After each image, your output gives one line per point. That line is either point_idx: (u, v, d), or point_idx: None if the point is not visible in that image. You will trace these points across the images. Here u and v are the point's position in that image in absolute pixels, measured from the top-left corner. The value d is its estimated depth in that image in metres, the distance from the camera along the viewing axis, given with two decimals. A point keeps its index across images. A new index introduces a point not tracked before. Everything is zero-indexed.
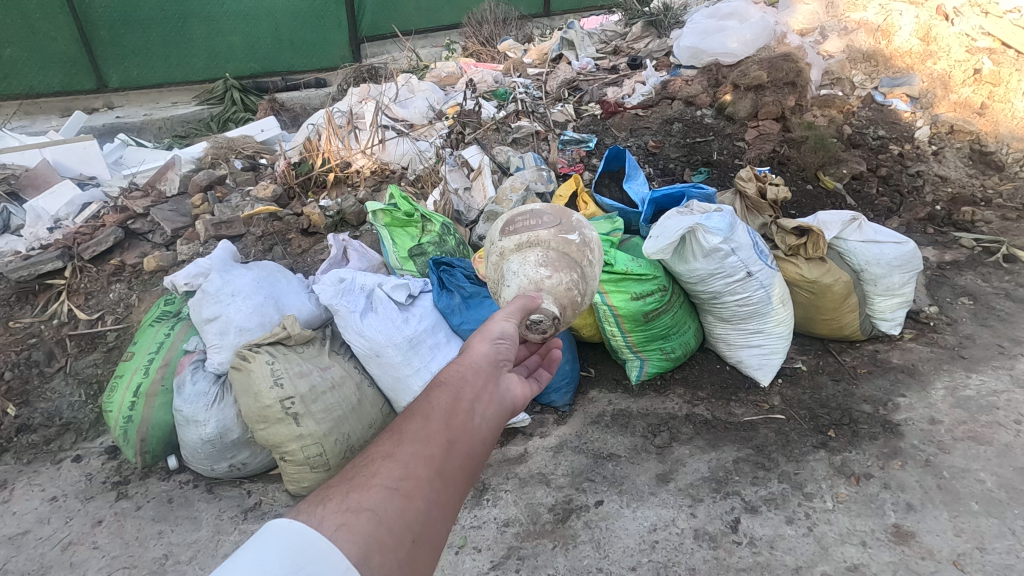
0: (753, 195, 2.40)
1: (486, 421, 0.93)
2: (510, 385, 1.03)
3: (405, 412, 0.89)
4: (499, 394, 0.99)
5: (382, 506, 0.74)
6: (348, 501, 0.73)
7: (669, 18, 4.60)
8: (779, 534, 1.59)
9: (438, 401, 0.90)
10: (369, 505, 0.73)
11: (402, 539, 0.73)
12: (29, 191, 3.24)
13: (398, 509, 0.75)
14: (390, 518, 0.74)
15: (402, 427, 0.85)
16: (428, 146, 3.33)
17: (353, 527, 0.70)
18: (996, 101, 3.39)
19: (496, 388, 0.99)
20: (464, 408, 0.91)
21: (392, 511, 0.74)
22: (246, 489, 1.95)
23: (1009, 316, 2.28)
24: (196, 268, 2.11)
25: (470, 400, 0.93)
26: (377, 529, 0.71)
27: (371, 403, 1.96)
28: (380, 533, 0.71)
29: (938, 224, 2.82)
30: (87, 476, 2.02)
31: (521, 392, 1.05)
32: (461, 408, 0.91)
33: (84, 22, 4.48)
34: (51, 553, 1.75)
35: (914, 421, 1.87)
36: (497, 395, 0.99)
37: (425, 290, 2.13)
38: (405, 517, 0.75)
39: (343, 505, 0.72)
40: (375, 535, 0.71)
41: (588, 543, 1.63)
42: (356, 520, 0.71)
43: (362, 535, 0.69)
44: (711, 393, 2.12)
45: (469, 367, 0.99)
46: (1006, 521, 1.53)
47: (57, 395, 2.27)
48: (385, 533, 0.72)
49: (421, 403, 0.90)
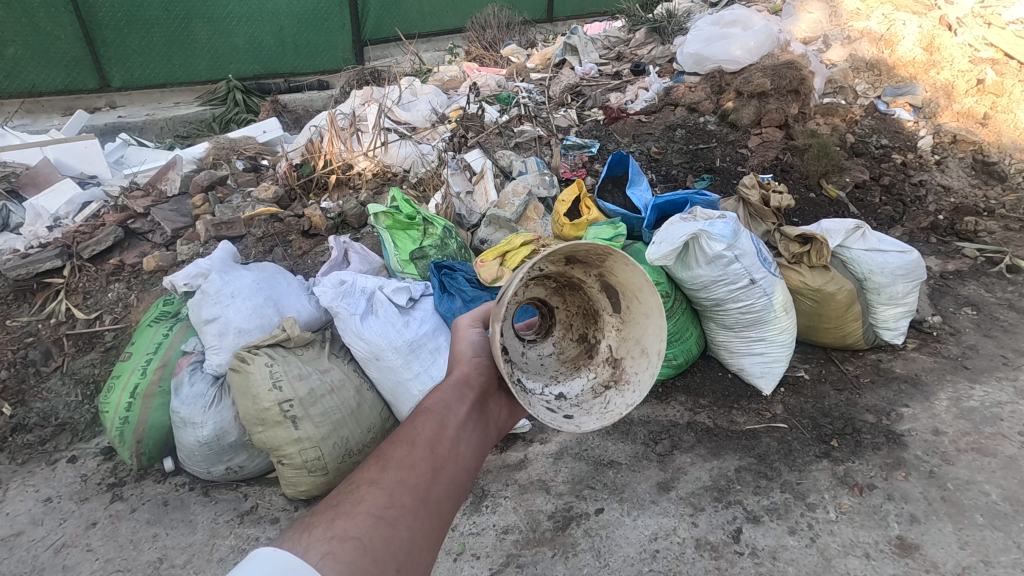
0: (756, 203, 2.38)
1: (469, 447, 1.01)
2: (494, 412, 1.13)
3: (391, 439, 0.95)
4: (482, 420, 1.08)
5: (367, 534, 0.78)
6: (333, 528, 0.77)
7: (673, 25, 4.59)
8: (782, 545, 1.57)
9: (423, 429, 0.97)
10: (354, 534, 0.77)
11: (385, 568, 0.76)
12: (29, 190, 3.22)
13: (382, 537, 0.79)
14: (374, 546, 0.77)
15: (387, 454, 0.91)
16: (431, 150, 3.34)
17: (338, 556, 0.73)
18: (1000, 111, 3.38)
19: (480, 417, 1.08)
20: (449, 435, 0.98)
21: (376, 539, 0.78)
22: (242, 493, 1.93)
23: (1013, 327, 2.26)
24: (196, 268, 2.09)
25: (454, 427, 1.00)
26: (362, 557, 0.75)
27: (370, 407, 1.94)
28: (365, 561, 0.75)
29: (941, 234, 2.81)
30: (82, 477, 2.00)
31: (503, 419, 1.15)
32: (446, 435, 0.98)
33: (88, 21, 4.48)
34: (44, 555, 1.73)
35: (917, 431, 1.85)
36: (480, 424, 1.07)
37: (426, 294, 2.12)
38: (390, 545, 0.78)
39: (327, 533, 0.76)
40: (359, 563, 0.74)
41: (588, 552, 1.61)
42: (341, 548, 0.74)
43: (345, 563, 0.73)
44: (713, 401, 2.10)
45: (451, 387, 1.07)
46: (1011, 535, 1.52)
47: (53, 395, 2.24)
48: (369, 562, 0.75)
49: (407, 431, 0.98)
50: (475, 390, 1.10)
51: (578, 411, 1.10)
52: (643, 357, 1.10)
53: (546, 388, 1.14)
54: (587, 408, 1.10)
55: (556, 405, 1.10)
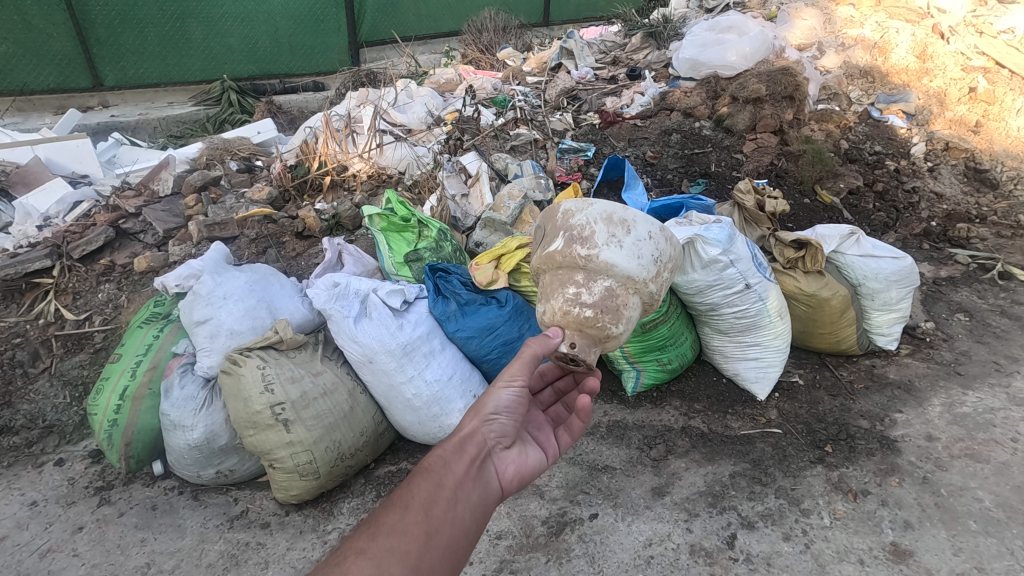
0: (751, 208, 2.39)
1: (466, 506, 1.02)
2: (502, 462, 1.12)
3: (386, 501, 0.98)
4: (488, 474, 1.09)
5: None
6: None
7: (669, 30, 4.61)
8: (776, 551, 1.57)
9: (418, 489, 1.00)
10: None
11: None
12: (18, 189, 3.18)
13: None
14: None
15: (380, 519, 0.95)
16: (426, 152, 3.32)
17: None
18: (991, 119, 3.41)
19: (483, 470, 1.09)
20: (443, 498, 1.00)
21: None
22: (232, 497, 1.90)
23: (1005, 333, 2.28)
24: (188, 269, 2.06)
25: (450, 487, 1.02)
26: None
27: (363, 411, 1.92)
28: None
29: (934, 240, 2.82)
30: (69, 480, 1.97)
31: (516, 467, 1.14)
32: (441, 498, 1.00)
33: (81, 19, 4.43)
34: (29, 560, 1.70)
35: (911, 437, 1.86)
36: (484, 477, 1.08)
37: (421, 297, 2.09)
38: None
39: None
40: None
41: (582, 557, 1.60)
42: None
43: None
44: (707, 405, 2.10)
45: (461, 445, 1.09)
46: (1005, 541, 1.52)
47: (40, 397, 2.21)
48: None
49: (404, 491, 1.01)
50: (477, 453, 1.09)
51: (631, 242, 1.23)
52: (646, 244, 1.24)
53: (616, 255, 1.21)
54: (642, 253, 1.23)
55: (629, 247, 1.22)
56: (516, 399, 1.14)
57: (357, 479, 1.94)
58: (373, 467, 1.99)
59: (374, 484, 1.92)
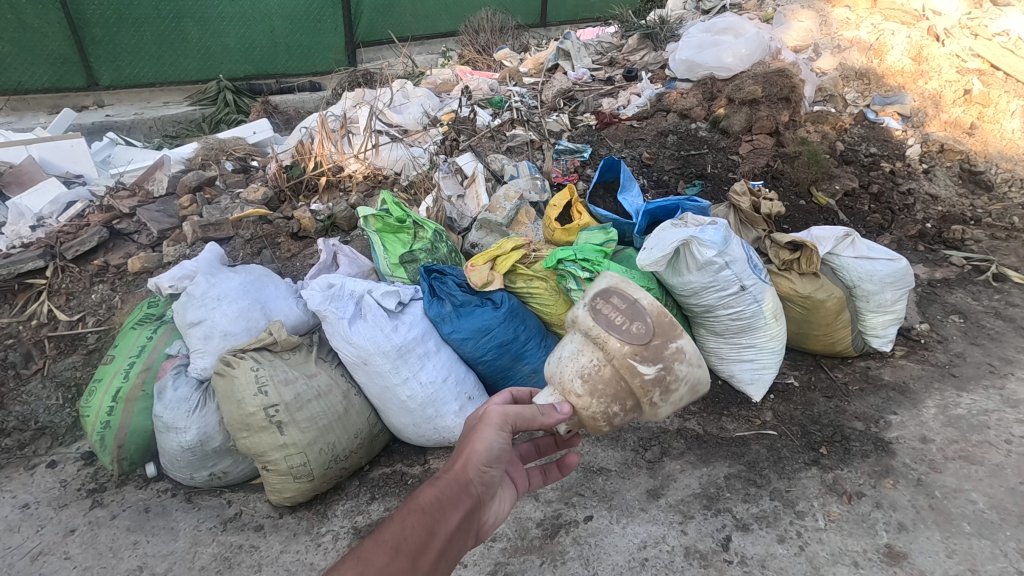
0: (747, 209, 2.39)
1: (449, 556, 0.92)
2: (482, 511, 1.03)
3: (375, 535, 0.86)
4: (470, 522, 0.99)
5: None
6: None
7: (665, 31, 4.62)
8: (771, 553, 1.57)
9: (412, 529, 0.89)
10: None
11: None
12: (12, 189, 3.17)
13: None
14: None
15: (368, 555, 0.83)
16: (422, 153, 3.32)
17: None
18: (986, 121, 3.43)
19: (469, 517, 0.99)
20: (434, 545, 0.89)
21: None
22: (225, 499, 1.89)
23: (999, 335, 2.28)
24: (182, 269, 2.03)
25: (441, 535, 0.91)
26: None
27: (357, 413, 1.91)
28: None
29: (929, 242, 2.83)
30: (62, 482, 1.95)
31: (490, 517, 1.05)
32: (431, 543, 0.89)
33: (76, 18, 4.41)
34: (20, 563, 1.69)
35: (906, 439, 1.86)
36: (467, 525, 0.98)
37: (416, 298, 2.08)
38: None
39: None
40: None
41: (577, 560, 1.60)
42: None
43: None
44: (703, 408, 2.10)
45: (457, 488, 0.98)
46: (998, 543, 1.52)
47: (32, 398, 2.20)
48: None
49: (394, 527, 0.88)
50: (471, 498, 0.99)
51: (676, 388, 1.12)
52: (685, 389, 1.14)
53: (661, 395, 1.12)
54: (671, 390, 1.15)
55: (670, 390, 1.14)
56: (508, 445, 1.05)
57: (352, 481, 1.94)
58: (367, 469, 1.98)
59: (368, 486, 1.91)
